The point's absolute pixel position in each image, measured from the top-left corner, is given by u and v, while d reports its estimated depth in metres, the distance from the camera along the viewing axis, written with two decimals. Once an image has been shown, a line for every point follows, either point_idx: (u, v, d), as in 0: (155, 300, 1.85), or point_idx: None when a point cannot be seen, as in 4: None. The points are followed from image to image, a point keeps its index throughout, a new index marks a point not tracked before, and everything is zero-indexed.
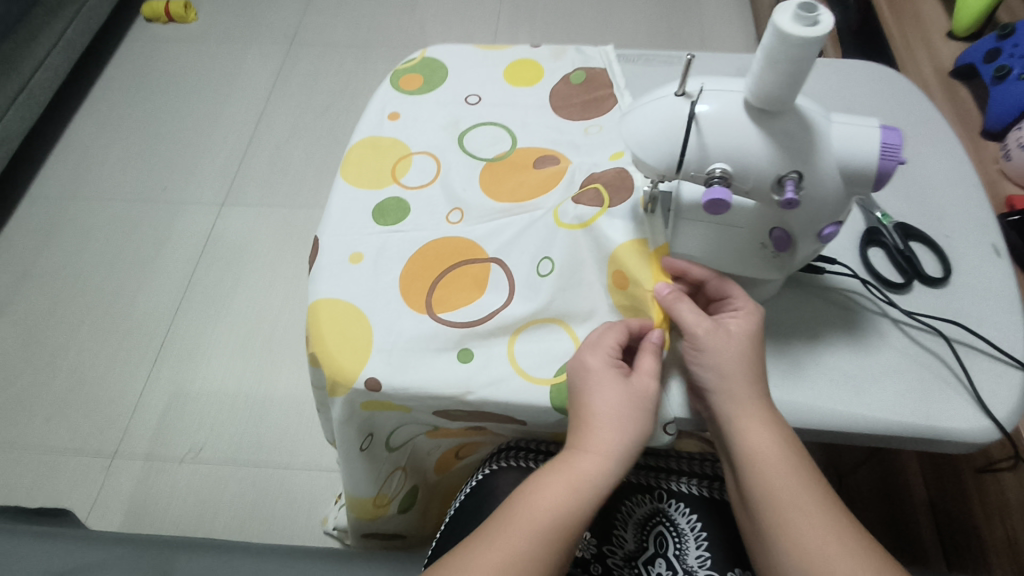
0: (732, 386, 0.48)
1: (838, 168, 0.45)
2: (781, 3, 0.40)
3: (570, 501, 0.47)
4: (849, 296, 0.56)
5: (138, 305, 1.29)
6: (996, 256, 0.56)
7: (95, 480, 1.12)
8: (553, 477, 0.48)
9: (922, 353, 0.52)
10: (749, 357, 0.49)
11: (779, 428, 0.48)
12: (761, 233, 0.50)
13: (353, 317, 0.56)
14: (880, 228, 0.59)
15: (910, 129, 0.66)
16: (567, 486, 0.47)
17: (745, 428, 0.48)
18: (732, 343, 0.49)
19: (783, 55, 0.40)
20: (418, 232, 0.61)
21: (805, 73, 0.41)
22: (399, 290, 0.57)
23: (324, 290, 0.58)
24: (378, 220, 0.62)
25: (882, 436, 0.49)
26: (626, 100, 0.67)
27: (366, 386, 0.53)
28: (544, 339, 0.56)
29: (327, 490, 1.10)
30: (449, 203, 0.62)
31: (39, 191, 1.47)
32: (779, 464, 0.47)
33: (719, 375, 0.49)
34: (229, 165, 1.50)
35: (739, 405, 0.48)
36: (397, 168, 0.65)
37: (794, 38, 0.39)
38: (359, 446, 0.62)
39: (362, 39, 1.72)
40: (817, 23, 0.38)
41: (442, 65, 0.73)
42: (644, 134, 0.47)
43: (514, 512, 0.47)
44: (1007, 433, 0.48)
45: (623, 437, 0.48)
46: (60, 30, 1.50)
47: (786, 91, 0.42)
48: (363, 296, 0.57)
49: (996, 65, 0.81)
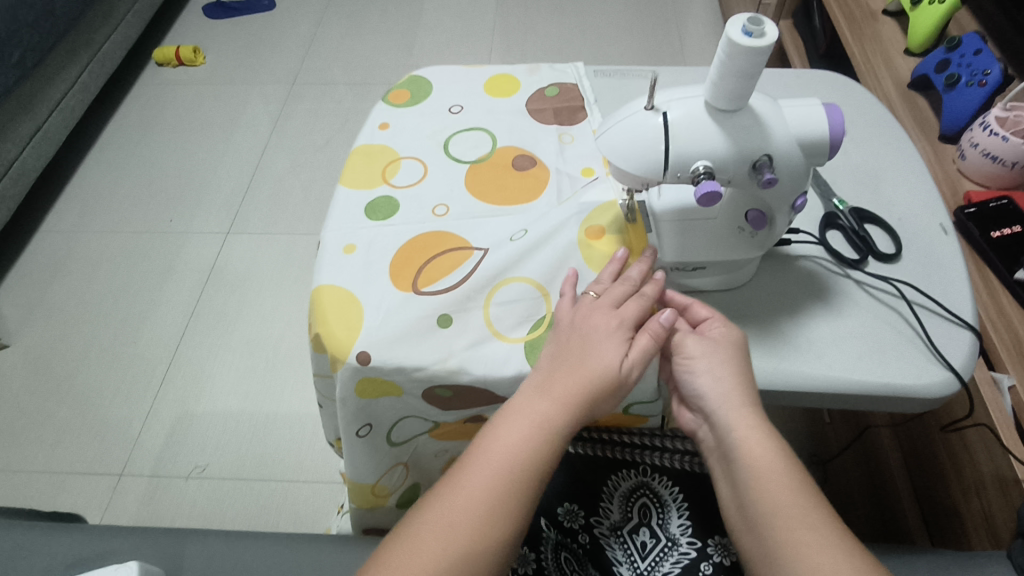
0: (722, 392, 0.51)
1: (801, 143, 0.49)
2: (730, 21, 0.43)
3: (528, 437, 0.49)
4: (813, 265, 0.61)
5: (145, 330, 1.34)
6: (944, 234, 0.62)
7: (101, 498, 1.14)
8: (519, 412, 0.51)
9: (886, 311, 0.57)
10: (735, 365, 0.52)
11: (775, 440, 0.50)
12: (738, 215, 0.56)
13: (349, 302, 0.60)
14: (837, 213, 0.64)
15: (864, 126, 0.72)
16: (535, 428, 0.50)
17: (740, 437, 0.50)
18: (717, 353, 0.53)
19: (736, 67, 0.43)
20: (407, 226, 0.66)
21: (758, 77, 0.44)
22: (389, 276, 0.62)
23: (325, 279, 0.62)
24: (370, 216, 0.67)
25: (847, 393, 0.53)
26: (595, 116, 0.73)
27: (357, 361, 0.57)
28: (518, 300, 0.59)
29: (331, 501, 1.13)
30: (435, 199, 0.68)
31: (51, 224, 1.53)
32: (772, 471, 0.48)
33: (712, 386, 0.52)
34: (234, 196, 1.56)
35: (727, 407, 0.51)
36: (387, 170, 0.71)
37: (746, 50, 0.42)
38: (358, 433, 0.64)
39: (361, 78, 1.82)
40: (763, 34, 0.42)
41: (427, 81, 0.79)
42: (622, 151, 0.49)
43: (480, 442, 0.50)
44: (964, 383, 0.52)
45: (591, 395, 0.51)
46: (75, 74, 1.59)
47: (744, 93, 0.45)
48: (357, 282, 0.61)
49: (946, 74, 0.88)
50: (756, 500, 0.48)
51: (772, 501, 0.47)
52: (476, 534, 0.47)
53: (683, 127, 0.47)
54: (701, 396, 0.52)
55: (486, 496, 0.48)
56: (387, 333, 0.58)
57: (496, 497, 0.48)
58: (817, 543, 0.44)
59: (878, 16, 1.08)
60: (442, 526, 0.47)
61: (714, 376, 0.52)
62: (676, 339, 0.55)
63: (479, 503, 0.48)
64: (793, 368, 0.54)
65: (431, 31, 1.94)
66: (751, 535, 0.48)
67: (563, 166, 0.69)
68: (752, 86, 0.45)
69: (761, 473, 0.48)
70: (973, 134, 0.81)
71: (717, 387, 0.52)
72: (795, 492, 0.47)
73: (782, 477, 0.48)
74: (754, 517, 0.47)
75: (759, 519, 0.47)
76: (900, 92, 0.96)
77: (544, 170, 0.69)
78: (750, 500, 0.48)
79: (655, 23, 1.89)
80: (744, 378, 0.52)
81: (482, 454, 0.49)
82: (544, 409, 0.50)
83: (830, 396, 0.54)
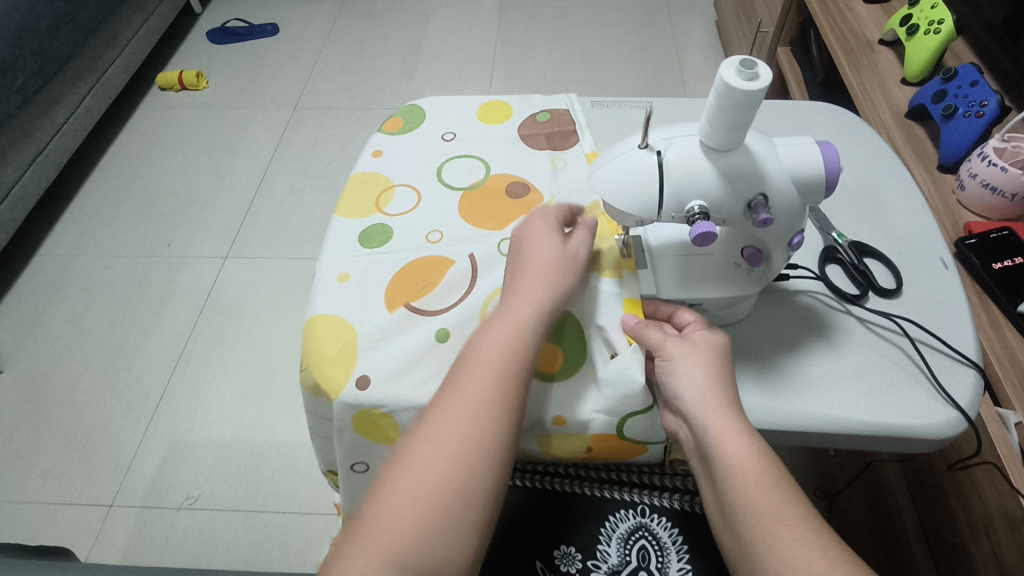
0: (700, 395, 0.50)
1: (798, 182, 0.48)
2: (724, 61, 0.42)
3: (478, 392, 0.49)
4: (813, 300, 0.60)
5: (140, 356, 1.33)
6: (945, 268, 0.61)
7: (91, 530, 1.12)
8: (467, 370, 0.51)
9: (888, 348, 0.56)
10: (713, 368, 0.51)
11: (756, 441, 0.48)
12: (734, 252, 0.55)
13: (345, 332, 0.60)
14: (836, 246, 0.63)
15: (861, 158, 0.71)
16: (485, 382, 0.50)
17: (721, 438, 0.48)
18: (694, 355, 0.52)
19: (730, 108, 0.42)
20: (401, 254, 0.66)
21: (751, 118, 0.43)
22: (385, 304, 0.61)
23: (320, 308, 0.62)
24: (364, 243, 0.67)
25: (852, 435, 0.52)
26: (587, 139, 0.74)
27: (357, 386, 0.56)
28: None
29: (325, 532, 1.11)
30: (429, 226, 0.68)
31: (49, 248, 1.52)
32: (753, 471, 0.47)
33: (691, 388, 0.51)
34: (233, 222, 1.56)
35: (704, 408, 0.49)
36: (381, 199, 0.71)
37: (740, 91, 0.41)
38: (353, 467, 0.61)
39: (362, 103, 1.83)
40: (757, 77, 0.41)
41: (421, 109, 0.80)
42: (617, 190, 0.48)
43: (437, 408, 0.50)
44: (971, 422, 0.51)
45: (526, 339, 0.52)
46: (77, 99, 1.60)
47: (737, 133, 0.44)
48: (352, 310, 0.61)
49: (943, 104, 0.88)
50: (737, 499, 0.46)
51: (751, 504, 0.46)
52: (453, 484, 0.46)
53: (678, 166, 0.46)
54: (679, 398, 0.51)
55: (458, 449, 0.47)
56: (385, 358, 0.58)
57: (459, 450, 0.48)
58: (800, 545, 0.44)
59: (874, 46, 1.08)
60: (416, 487, 0.46)
61: (692, 379, 0.51)
62: (657, 338, 0.54)
63: (441, 464, 0.47)
64: (793, 408, 0.53)
65: (433, 57, 1.95)
66: (733, 535, 0.47)
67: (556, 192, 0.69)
68: (746, 127, 0.44)
69: (739, 472, 0.47)
70: (971, 165, 0.80)
71: (697, 389, 0.50)
72: (772, 491, 0.46)
73: (765, 478, 0.46)
74: (735, 521, 0.46)
75: (739, 521, 0.46)
76: (898, 121, 0.96)
77: (537, 195, 0.70)
78: (730, 504, 0.47)
79: (655, 50, 1.90)
80: (723, 379, 0.51)
81: (438, 418, 0.49)
82: (482, 359, 0.51)
83: (828, 437, 0.53)
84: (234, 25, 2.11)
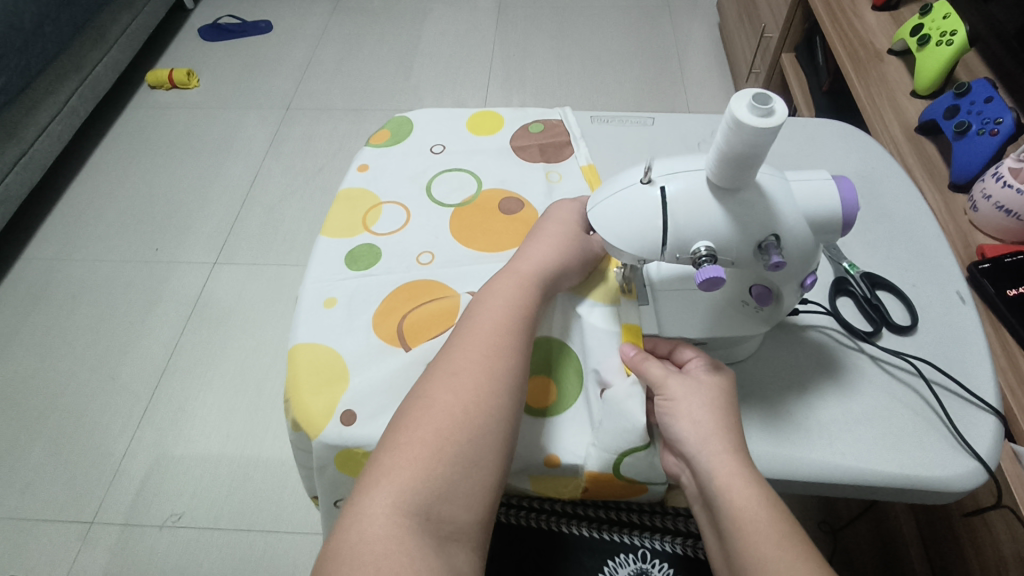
0: (704, 434, 0.47)
1: (812, 222, 0.45)
2: (736, 93, 0.38)
3: (453, 405, 0.47)
4: (823, 336, 0.57)
5: (125, 366, 1.29)
6: (962, 303, 0.58)
7: (70, 548, 1.08)
8: (441, 383, 0.49)
9: (903, 390, 0.53)
10: (716, 407, 0.49)
11: (764, 487, 0.45)
12: (743, 290, 0.51)
13: (330, 361, 0.56)
14: (847, 278, 0.60)
15: (873, 181, 0.68)
16: (461, 395, 0.48)
17: (725, 482, 0.45)
18: (697, 393, 0.49)
19: (742, 145, 0.38)
20: (389, 276, 0.62)
21: (763, 156, 0.39)
22: (375, 329, 0.58)
23: (303, 336, 0.58)
24: (351, 266, 0.63)
25: (865, 487, 0.49)
26: (582, 150, 0.71)
27: (342, 420, 0.53)
28: None
29: (312, 554, 1.08)
30: (419, 246, 0.64)
31: (33, 252, 1.48)
32: (760, 518, 0.43)
33: (693, 428, 0.48)
34: (222, 226, 1.52)
35: (708, 449, 0.46)
36: (368, 217, 0.67)
37: (751, 127, 0.37)
38: (335, 500, 0.57)
39: (357, 103, 1.79)
40: (773, 113, 0.37)
41: (408, 120, 0.76)
42: (618, 229, 0.44)
43: (412, 422, 0.47)
44: (993, 473, 0.48)
45: (500, 355, 0.50)
46: (63, 98, 1.55)
47: (747, 171, 0.41)
48: (338, 338, 0.58)
49: (955, 121, 0.85)
50: (743, 547, 0.43)
51: (757, 555, 0.42)
52: (430, 500, 0.44)
53: (683, 205, 0.43)
54: (681, 439, 0.48)
55: (442, 447, 0.45)
56: (375, 388, 0.54)
57: (434, 465, 0.45)
58: None
59: (883, 56, 1.05)
60: (395, 486, 0.44)
61: (694, 418, 0.48)
62: (658, 373, 0.51)
63: (416, 479, 0.44)
64: (802, 457, 0.50)
65: (430, 57, 1.91)
66: None
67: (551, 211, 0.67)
68: (758, 164, 0.40)
69: (747, 518, 0.43)
70: (985, 185, 0.77)
71: (699, 429, 0.47)
72: (781, 540, 0.42)
73: (772, 526, 0.43)
74: (740, 573, 0.43)
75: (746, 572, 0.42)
76: (908, 136, 0.93)
77: (532, 211, 0.67)
78: (736, 553, 0.43)
79: (656, 52, 1.86)
80: (728, 419, 0.48)
81: (414, 432, 0.46)
82: (456, 374, 0.49)
83: (839, 488, 0.49)
84: (226, 22, 2.06)
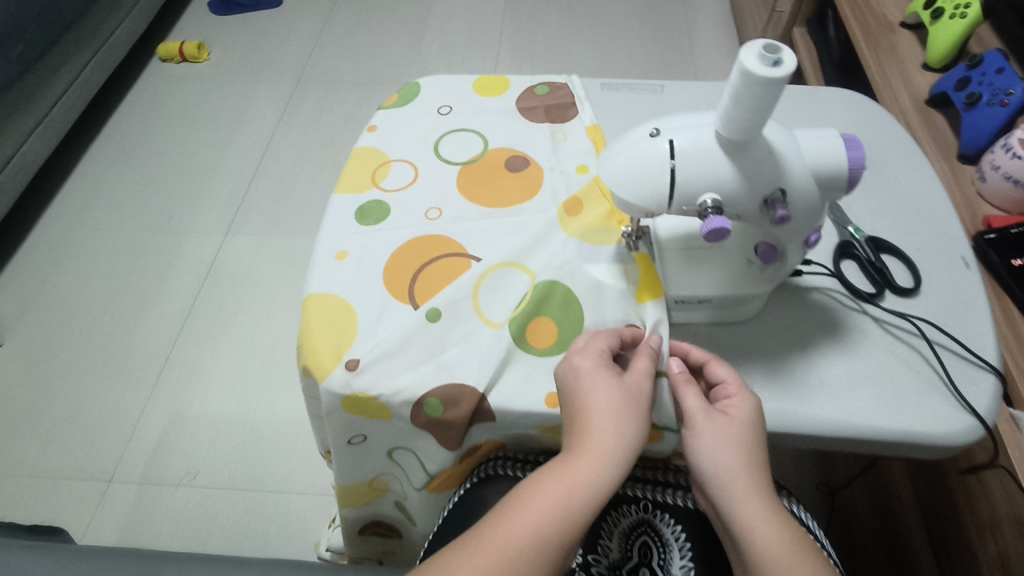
0: (731, 478, 0.45)
1: (819, 178, 0.46)
2: (744, 45, 0.39)
3: (561, 506, 0.43)
4: (826, 297, 0.58)
5: (139, 332, 1.31)
6: (966, 267, 0.59)
7: (89, 504, 1.12)
8: (547, 484, 0.44)
9: (904, 348, 0.54)
10: (743, 447, 0.47)
11: (790, 531, 0.44)
12: (746, 249, 0.52)
13: (339, 310, 0.58)
14: (853, 242, 0.61)
15: (881, 148, 0.69)
16: (563, 488, 0.44)
17: (751, 526, 0.44)
18: (727, 432, 0.47)
19: (749, 97, 0.39)
20: (399, 231, 0.63)
21: (772, 108, 0.40)
22: (383, 282, 0.60)
23: (315, 287, 0.59)
24: (360, 221, 0.65)
25: (865, 438, 0.50)
26: (587, 112, 0.73)
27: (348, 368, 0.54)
28: (505, 287, 0.58)
29: (324, 513, 1.11)
30: (427, 202, 0.66)
31: (48, 220, 1.50)
32: (791, 569, 0.43)
33: (720, 468, 0.46)
34: (234, 196, 1.54)
35: (728, 487, 0.45)
36: (377, 174, 0.68)
37: (759, 79, 0.38)
38: (348, 441, 0.59)
39: (367, 76, 1.79)
40: (781, 63, 0.38)
41: (415, 84, 0.77)
42: (626, 181, 0.45)
43: (497, 527, 0.43)
44: (990, 429, 0.49)
45: (620, 435, 0.46)
46: (77, 67, 1.56)
47: (755, 124, 0.42)
48: (349, 289, 0.59)
49: (966, 92, 0.85)
50: None
51: None
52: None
53: (690, 158, 0.44)
54: (706, 478, 0.47)
55: (513, 552, 0.42)
56: (382, 336, 0.56)
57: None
58: None
59: (896, 28, 1.05)
60: None
61: (721, 461, 0.46)
62: (690, 404, 0.49)
63: None
64: (805, 412, 0.51)
65: (440, 30, 1.91)
66: None
67: (556, 170, 0.68)
68: (765, 117, 0.41)
69: (773, 561, 0.43)
70: (994, 157, 0.77)
71: (726, 473, 0.46)
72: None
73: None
74: None
75: None
76: (917, 109, 0.93)
77: (537, 169, 0.68)
78: None
79: (666, 27, 1.85)
80: (755, 463, 0.46)
81: (503, 534, 0.43)
82: (572, 466, 0.45)
83: (841, 442, 0.51)
84: None
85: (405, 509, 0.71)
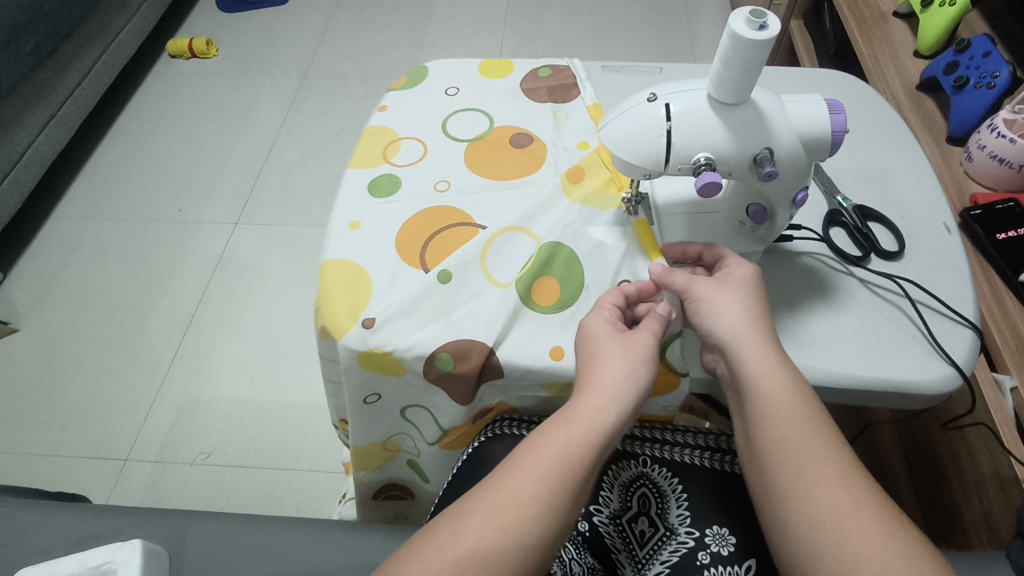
0: (735, 329, 0.51)
1: (805, 141, 0.49)
2: (733, 12, 0.43)
3: (572, 442, 0.46)
4: (815, 261, 0.61)
5: (153, 318, 1.35)
6: (948, 233, 0.62)
7: (106, 482, 1.15)
8: (555, 426, 0.47)
9: (887, 306, 0.57)
10: (746, 304, 0.52)
11: (790, 373, 0.49)
12: (739, 209, 0.56)
13: (355, 275, 0.61)
14: (840, 210, 0.64)
15: (869, 125, 0.72)
16: (577, 427, 0.46)
17: (753, 370, 0.49)
18: (728, 292, 0.52)
19: (738, 58, 0.43)
20: (410, 202, 0.67)
21: (760, 70, 0.44)
22: (396, 249, 0.63)
23: (332, 254, 0.63)
24: (373, 193, 0.68)
25: (850, 386, 0.53)
26: (588, 92, 0.76)
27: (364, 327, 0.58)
28: (510, 250, 0.62)
29: (334, 490, 1.14)
30: (437, 175, 0.69)
31: (63, 212, 1.54)
32: (789, 408, 0.47)
33: (725, 322, 0.51)
34: (243, 188, 1.57)
35: (737, 343, 0.50)
36: (388, 150, 0.72)
37: (747, 41, 0.42)
38: (364, 399, 0.62)
39: (372, 72, 1.83)
40: (766, 27, 0.42)
41: (424, 67, 0.81)
42: (626, 142, 0.49)
43: (512, 469, 0.45)
44: (967, 377, 0.53)
45: (626, 379, 0.49)
46: (89, 63, 1.60)
47: (744, 85, 0.45)
48: (364, 256, 0.62)
49: (954, 76, 0.88)
50: (769, 435, 0.47)
51: (778, 435, 0.47)
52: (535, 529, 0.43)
53: (684, 120, 0.47)
54: (712, 332, 0.52)
55: (538, 484, 0.44)
56: (395, 297, 0.59)
57: (538, 505, 0.44)
58: (828, 482, 0.44)
59: (888, 18, 1.08)
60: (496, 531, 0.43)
61: (725, 315, 0.51)
62: (683, 280, 0.54)
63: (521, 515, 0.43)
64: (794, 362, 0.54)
65: (444, 26, 1.95)
66: (755, 466, 0.47)
67: (559, 146, 0.71)
68: (754, 79, 0.45)
69: (772, 399, 0.48)
70: (980, 137, 0.81)
71: (730, 325, 0.51)
72: (807, 429, 0.46)
73: (796, 415, 0.47)
74: (759, 445, 0.47)
75: (765, 451, 0.47)
76: (908, 94, 0.96)
77: (540, 146, 0.71)
78: (757, 432, 0.48)
79: (666, 23, 1.89)
80: (758, 316, 0.51)
81: (521, 469, 0.45)
82: (579, 408, 0.47)
83: (828, 391, 0.54)
84: None
85: (417, 468, 0.75)
